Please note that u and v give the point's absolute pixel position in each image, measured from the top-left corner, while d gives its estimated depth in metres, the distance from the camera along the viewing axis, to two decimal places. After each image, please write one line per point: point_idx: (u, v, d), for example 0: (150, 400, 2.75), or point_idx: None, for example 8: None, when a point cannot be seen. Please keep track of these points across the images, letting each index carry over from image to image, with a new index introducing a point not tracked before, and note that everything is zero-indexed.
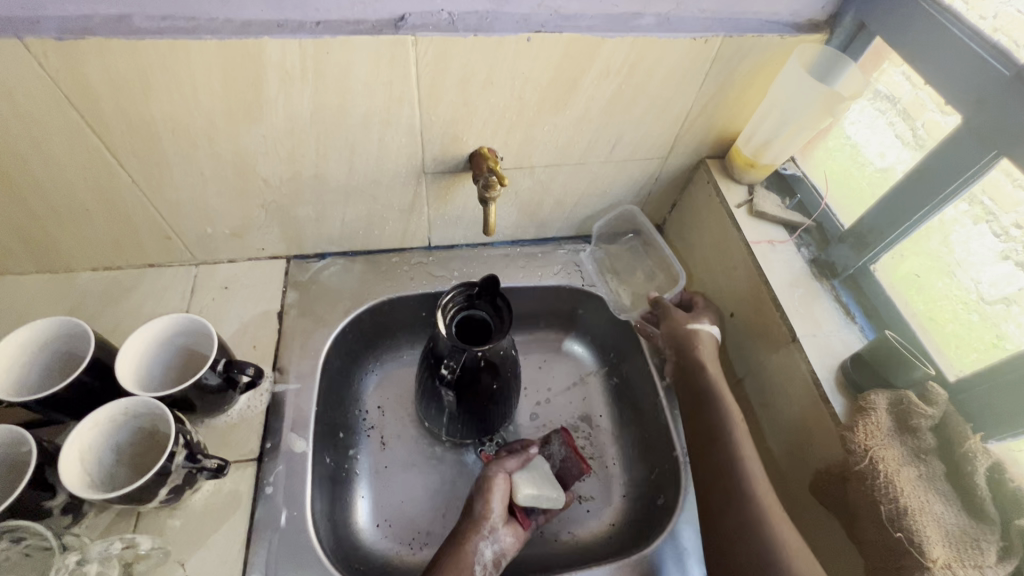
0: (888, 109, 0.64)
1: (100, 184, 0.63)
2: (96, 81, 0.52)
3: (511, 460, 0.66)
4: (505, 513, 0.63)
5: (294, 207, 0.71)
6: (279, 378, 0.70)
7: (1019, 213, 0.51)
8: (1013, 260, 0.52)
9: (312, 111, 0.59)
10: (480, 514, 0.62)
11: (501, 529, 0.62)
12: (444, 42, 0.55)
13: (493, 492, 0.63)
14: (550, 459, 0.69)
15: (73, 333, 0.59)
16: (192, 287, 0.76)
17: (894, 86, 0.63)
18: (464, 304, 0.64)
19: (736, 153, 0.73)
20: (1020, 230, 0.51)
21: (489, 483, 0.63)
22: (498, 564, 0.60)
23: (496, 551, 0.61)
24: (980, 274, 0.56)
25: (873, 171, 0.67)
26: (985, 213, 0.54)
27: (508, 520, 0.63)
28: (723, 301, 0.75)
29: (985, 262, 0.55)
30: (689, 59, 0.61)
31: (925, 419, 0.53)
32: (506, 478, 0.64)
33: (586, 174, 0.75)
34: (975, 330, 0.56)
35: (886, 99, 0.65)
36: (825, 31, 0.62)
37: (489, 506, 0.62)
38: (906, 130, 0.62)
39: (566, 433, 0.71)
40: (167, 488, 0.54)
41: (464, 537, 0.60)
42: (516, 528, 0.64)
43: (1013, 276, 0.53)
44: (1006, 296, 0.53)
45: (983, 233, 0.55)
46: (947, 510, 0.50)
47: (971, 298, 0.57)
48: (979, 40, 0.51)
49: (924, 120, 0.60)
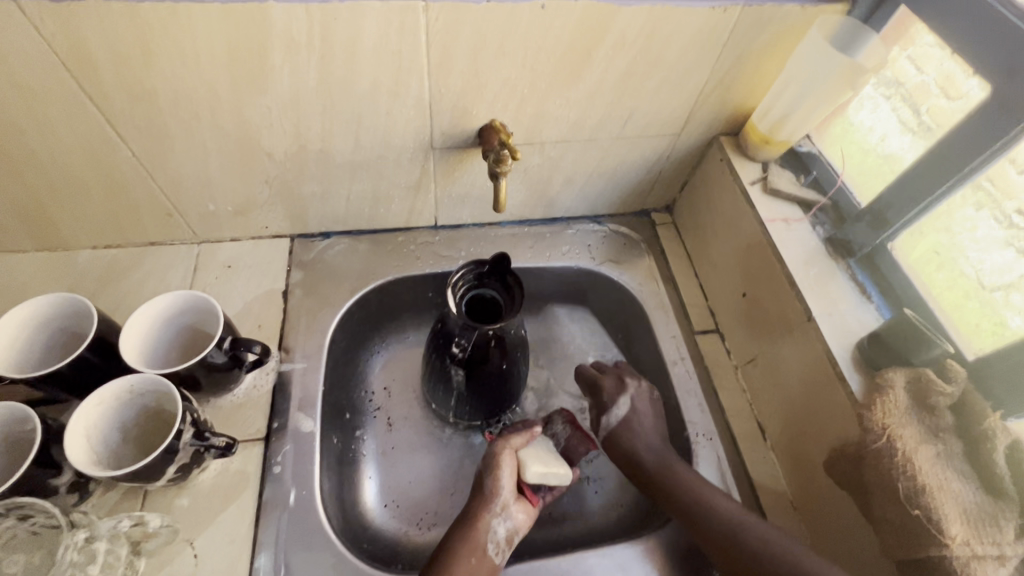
0: (893, 94, 0.65)
1: (100, 158, 0.61)
2: (93, 46, 0.50)
3: (517, 437, 0.64)
4: (515, 490, 0.62)
5: (298, 183, 0.69)
6: (285, 358, 0.69)
7: (1021, 201, 0.53)
8: (1015, 248, 0.54)
9: (318, 82, 0.57)
10: (490, 490, 0.61)
11: (513, 506, 0.61)
12: (455, 9, 0.53)
13: (501, 468, 0.62)
14: (554, 439, 0.70)
15: (75, 309, 0.58)
16: (194, 265, 0.74)
17: (901, 73, 0.64)
18: (473, 283, 0.63)
19: (751, 129, 0.71)
20: (1021, 217, 0.53)
21: (496, 460, 0.62)
22: (510, 541, 0.60)
23: (508, 529, 0.60)
24: (983, 260, 0.57)
25: (877, 156, 0.67)
26: (988, 198, 0.55)
27: (519, 497, 0.62)
28: (736, 281, 0.73)
29: (988, 247, 0.56)
30: (706, 30, 0.59)
31: (944, 397, 0.52)
32: (514, 455, 0.63)
33: (596, 151, 0.74)
34: (975, 313, 0.57)
35: (892, 85, 0.65)
36: (847, 1, 0.60)
37: (498, 483, 0.61)
38: (911, 117, 0.63)
39: (569, 415, 0.72)
40: (175, 466, 0.53)
41: (477, 515, 0.59)
42: (526, 505, 0.63)
43: (1015, 263, 0.54)
44: (1006, 284, 0.55)
45: (986, 220, 0.56)
46: (966, 488, 0.49)
47: (972, 286, 0.58)
48: (1011, 8, 0.49)
49: (930, 105, 0.60)
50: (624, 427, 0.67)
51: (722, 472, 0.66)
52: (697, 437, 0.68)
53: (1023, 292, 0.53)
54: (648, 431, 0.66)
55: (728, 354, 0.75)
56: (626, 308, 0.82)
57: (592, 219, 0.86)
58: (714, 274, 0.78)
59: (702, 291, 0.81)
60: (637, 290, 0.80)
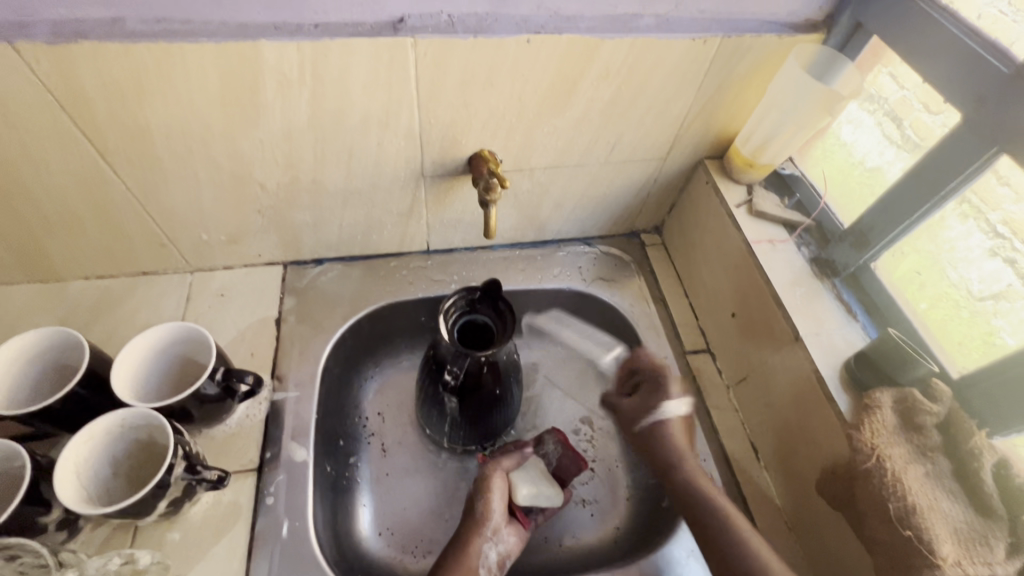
0: (877, 110, 0.66)
1: (94, 191, 0.61)
2: (88, 85, 0.51)
3: (507, 459, 0.66)
4: (505, 513, 0.63)
5: (291, 212, 0.70)
6: (278, 386, 0.69)
7: (1005, 211, 0.53)
8: (1001, 257, 0.54)
9: (310, 115, 0.58)
10: (481, 514, 0.62)
11: (504, 530, 0.62)
12: (444, 44, 0.54)
13: (492, 492, 0.63)
14: (545, 459, 0.68)
15: (68, 343, 0.58)
16: (188, 294, 0.75)
17: (883, 88, 0.65)
18: (465, 309, 0.64)
19: (735, 153, 0.73)
20: (1006, 227, 0.53)
21: (487, 483, 0.63)
22: (501, 565, 0.61)
23: (500, 553, 0.61)
24: (970, 271, 0.58)
25: (862, 171, 0.68)
26: (974, 209, 0.56)
27: (509, 520, 0.64)
28: (725, 301, 0.75)
29: (973, 258, 0.57)
30: (688, 60, 0.61)
31: (931, 416, 0.53)
32: (505, 477, 0.65)
33: (585, 176, 0.75)
34: (964, 325, 0.58)
35: (876, 101, 0.66)
36: (823, 31, 0.62)
37: (489, 507, 0.62)
38: (895, 131, 0.64)
39: (560, 433, 0.70)
40: (167, 500, 0.53)
41: (468, 540, 0.60)
42: (517, 527, 0.64)
43: (1001, 273, 0.55)
44: (995, 293, 0.55)
45: (971, 231, 0.57)
46: (954, 507, 0.50)
47: (961, 295, 0.58)
48: (974, 37, 0.51)
49: (913, 119, 0.61)
50: (666, 425, 0.66)
51: None
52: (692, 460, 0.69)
53: (1012, 301, 0.54)
54: (683, 435, 0.66)
55: (719, 373, 0.76)
56: (618, 329, 0.83)
57: (582, 241, 0.88)
58: (704, 293, 0.79)
59: (692, 311, 0.82)
60: (629, 310, 0.81)
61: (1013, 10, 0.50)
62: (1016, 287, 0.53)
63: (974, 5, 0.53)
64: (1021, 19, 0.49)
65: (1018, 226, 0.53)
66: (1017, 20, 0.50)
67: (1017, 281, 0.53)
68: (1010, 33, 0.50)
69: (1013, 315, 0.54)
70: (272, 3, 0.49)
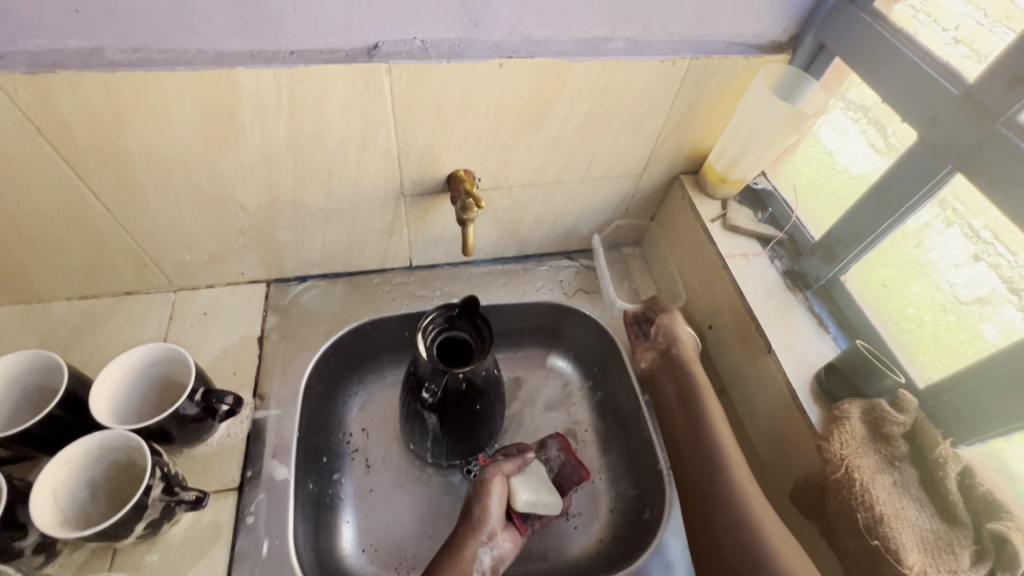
0: (860, 118, 0.65)
1: (74, 214, 0.62)
2: (68, 112, 0.52)
3: (508, 464, 0.66)
4: (503, 518, 0.63)
5: (273, 231, 0.71)
6: (260, 405, 0.69)
7: (987, 217, 0.52)
8: (985, 261, 0.53)
9: (288, 138, 0.59)
10: (477, 518, 0.62)
11: (500, 534, 0.63)
12: (418, 69, 0.55)
13: (490, 496, 0.63)
14: (547, 464, 0.70)
15: (47, 365, 0.58)
16: (170, 314, 0.75)
17: (865, 97, 0.64)
18: (444, 326, 0.65)
19: (708, 169, 0.75)
20: (989, 233, 0.52)
21: (486, 487, 0.64)
22: (495, 569, 0.61)
23: (494, 557, 0.61)
24: (956, 276, 0.56)
25: (848, 178, 0.67)
26: (957, 215, 0.55)
27: (505, 526, 0.64)
28: (702, 314, 0.76)
29: (956, 262, 0.56)
30: (658, 82, 0.63)
31: (898, 426, 0.55)
32: (505, 481, 0.65)
33: (563, 193, 0.77)
34: (952, 330, 0.57)
35: (858, 108, 0.65)
36: (787, 52, 0.65)
37: (486, 511, 0.62)
38: (879, 138, 0.63)
39: (563, 440, 0.72)
40: (144, 522, 0.53)
41: (463, 544, 0.60)
42: (513, 533, 0.64)
43: (986, 277, 0.53)
44: (980, 297, 0.54)
45: (954, 237, 0.56)
46: (921, 515, 0.51)
47: (948, 300, 0.57)
48: (930, 61, 0.54)
49: (895, 127, 0.60)
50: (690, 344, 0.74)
51: None
52: (669, 473, 0.70)
53: (996, 305, 0.52)
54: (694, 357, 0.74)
55: None
56: (599, 342, 0.83)
57: (564, 255, 0.89)
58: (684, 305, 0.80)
59: None
60: (609, 324, 0.82)
61: (990, 20, 0.51)
62: (1001, 291, 0.52)
63: (951, 16, 0.54)
64: (995, 30, 0.50)
65: (999, 231, 0.51)
66: (993, 31, 0.50)
67: (1001, 285, 0.52)
68: (986, 45, 0.51)
69: (1001, 319, 0.52)
70: (249, 32, 0.51)
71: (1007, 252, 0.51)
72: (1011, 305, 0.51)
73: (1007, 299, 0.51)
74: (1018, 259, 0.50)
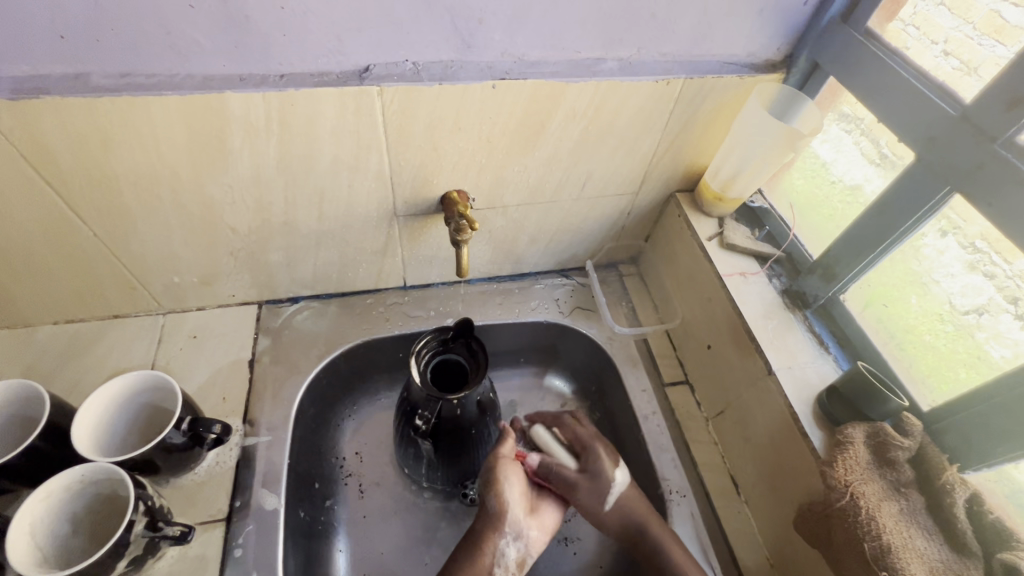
0: (852, 129, 0.65)
1: (59, 239, 0.61)
2: (53, 137, 0.51)
3: (505, 445, 0.63)
4: (523, 505, 0.61)
5: (264, 253, 0.70)
6: (249, 431, 0.67)
7: (983, 226, 0.52)
8: (981, 271, 0.53)
9: (278, 161, 0.58)
10: (496, 508, 0.60)
11: (523, 524, 0.61)
12: (409, 91, 0.55)
13: (503, 482, 0.61)
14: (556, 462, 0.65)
15: (29, 395, 0.56)
16: (159, 337, 0.74)
17: (857, 109, 0.64)
18: (439, 349, 0.64)
19: (704, 186, 0.74)
20: (984, 243, 0.52)
21: (494, 476, 0.61)
22: (522, 560, 0.60)
23: (520, 548, 0.60)
24: (953, 285, 0.56)
25: (841, 188, 0.67)
26: (952, 225, 0.54)
27: (529, 513, 0.62)
28: (700, 333, 0.75)
29: (952, 272, 0.56)
30: (653, 101, 0.63)
31: (903, 451, 0.53)
32: (514, 463, 0.63)
33: (559, 211, 0.76)
34: (951, 341, 0.56)
35: (851, 120, 0.65)
36: (781, 71, 0.65)
37: (503, 499, 0.60)
38: (873, 150, 0.62)
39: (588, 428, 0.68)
40: (126, 560, 0.51)
41: (483, 539, 0.58)
42: (540, 519, 0.62)
43: (983, 287, 0.53)
44: (977, 306, 0.54)
45: (947, 246, 0.55)
46: (930, 545, 0.50)
47: (945, 308, 0.57)
48: (926, 81, 0.53)
49: (888, 139, 0.60)
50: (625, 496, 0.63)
51: (697, 530, 0.65)
52: (671, 496, 0.67)
53: (994, 314, 0.52)
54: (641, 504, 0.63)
55: (697, 406, 0.75)
56: (597, 362, 0.82)
57: (559, 272, 0.88)
58: (681, 324, 0.79)
59: (669, 339, 0.82)
60: (607, 343, 0.81)
61: (978, 33, 0.51)
62: (997, 300, 0.52)
63: (940, 30, 0.54)
64: (984, 43, 0.50)
65: (994, 239, 0.51)
66: (982, 44, 0.51)
67: (997, 294, 0.52)
68: (975, 56, 0.51)
69: (995, 329, 0.52)
70: (239, 56, 0.50)
71: (1004, 263, 0.51)
72: (1010, 315, 0.51)
73: (1005, 308, 0.51)
74: (1016, 269, 0.50)
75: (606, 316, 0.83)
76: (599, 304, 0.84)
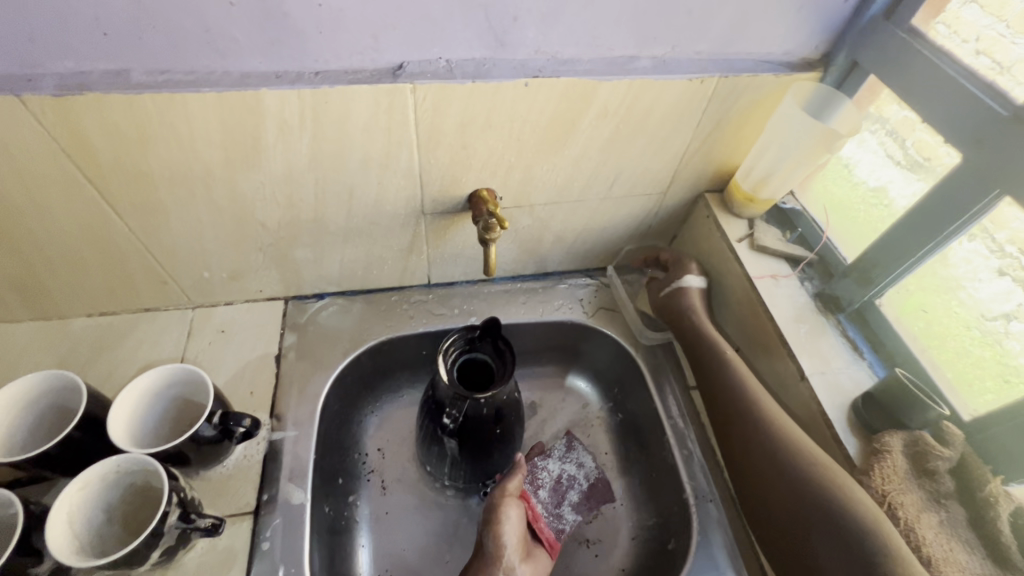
0: (879, 129, 0.65)
1: (96, 232, 0.62)
2: (93, 133, 0.52)
3: (512, 482, 0.65)
4: (518, 548, 0.61)
5: (292, 249, 0.70)
6: (276, 426, 0.68)
7: (1012, 230, 0.51)
8: (1010, 276, 0.52)
9: (311, 158, 0.59)
10: (493, 551, 0.60)
11: (518, 569, 0.60)
12: (442, 89, 0.55)
13: (502, 523, 0.61)
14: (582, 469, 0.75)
15: (65, 385, 0.57)
16: (189, 331, 0.75)
17: (885, 110, 0.64)
18: (465, 348, 0.64)
19: (735, 187, 0.73)
20: (1014, 247, 0.51)
21: (496, 516, 0.62)
22: None
23: None
24: (979, 290, 0.55)
25: (866, 190, 0.68)
26: (980, 229, 0.54)
27: (522, 558, 0.61)
28: (732, 333, 0.74)
29: (981, 277, 0.55)
30: (686, 99, 0.62)
31: (943, 461, 0.53)
32: (514, 504, 0.64)
33: (586, 210, 0.75)
34: (974, 348, 0.56)
35: (878, 121, 0.65)
36: (819, 69, 0.63)
37: (501, 541, 0.60)
38: (898, 150, 0.63)
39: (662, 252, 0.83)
40: (160, 550, 0.52)
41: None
42: (531, 563, 0.62)
43: (1012, 292, 0.53)
44: (1006, 312, 0.53)
45: (979, 250, 0.55)
46: (972, 559, 0.50)
47: (972, 316, 0.56)
48: (975, 81, 0.52)
49: (914, 139, 0.60)
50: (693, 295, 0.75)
51: (722, 535, 0.64)
52: (695, 500, 0.66)
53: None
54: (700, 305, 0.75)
55: None
56: (620, 364, 0.81)
57: (583, 273, 0.87)
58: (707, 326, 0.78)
59: None
60: (631, 344, 0.79)
61: (1011, 32, 0.51)
62: None
63: (972, 27, 0.54)
64: (1017, 42, 0.50)
65: None
66: (1014, 42, 0.51)
67: None
68: (1009, 55, 0.51)
69: None
70: (274, 53, 0.51)
71: None
72: None
73: None
74: None
75: (630, 319, 0.82)
76: (624, 305, 0.83)
